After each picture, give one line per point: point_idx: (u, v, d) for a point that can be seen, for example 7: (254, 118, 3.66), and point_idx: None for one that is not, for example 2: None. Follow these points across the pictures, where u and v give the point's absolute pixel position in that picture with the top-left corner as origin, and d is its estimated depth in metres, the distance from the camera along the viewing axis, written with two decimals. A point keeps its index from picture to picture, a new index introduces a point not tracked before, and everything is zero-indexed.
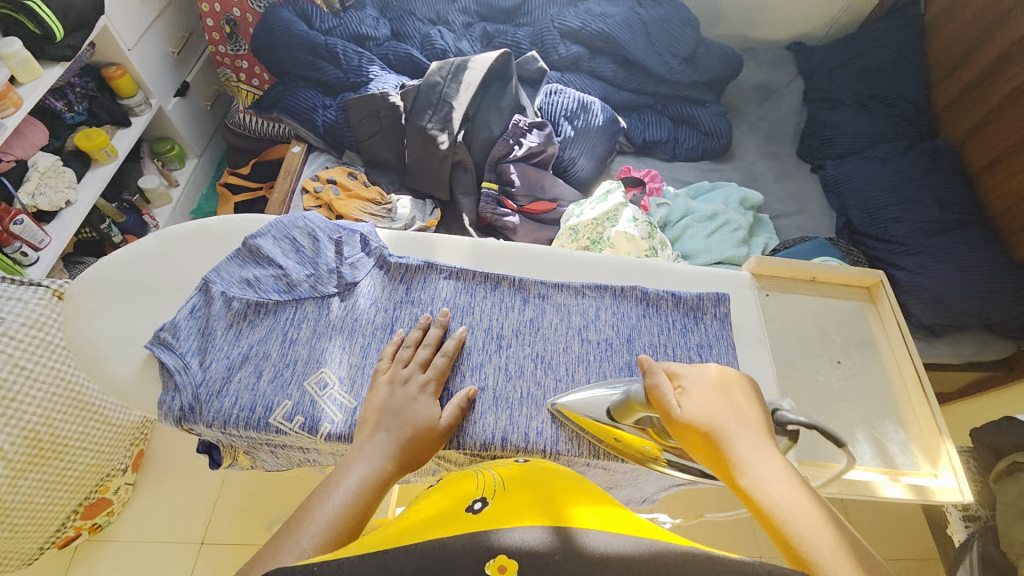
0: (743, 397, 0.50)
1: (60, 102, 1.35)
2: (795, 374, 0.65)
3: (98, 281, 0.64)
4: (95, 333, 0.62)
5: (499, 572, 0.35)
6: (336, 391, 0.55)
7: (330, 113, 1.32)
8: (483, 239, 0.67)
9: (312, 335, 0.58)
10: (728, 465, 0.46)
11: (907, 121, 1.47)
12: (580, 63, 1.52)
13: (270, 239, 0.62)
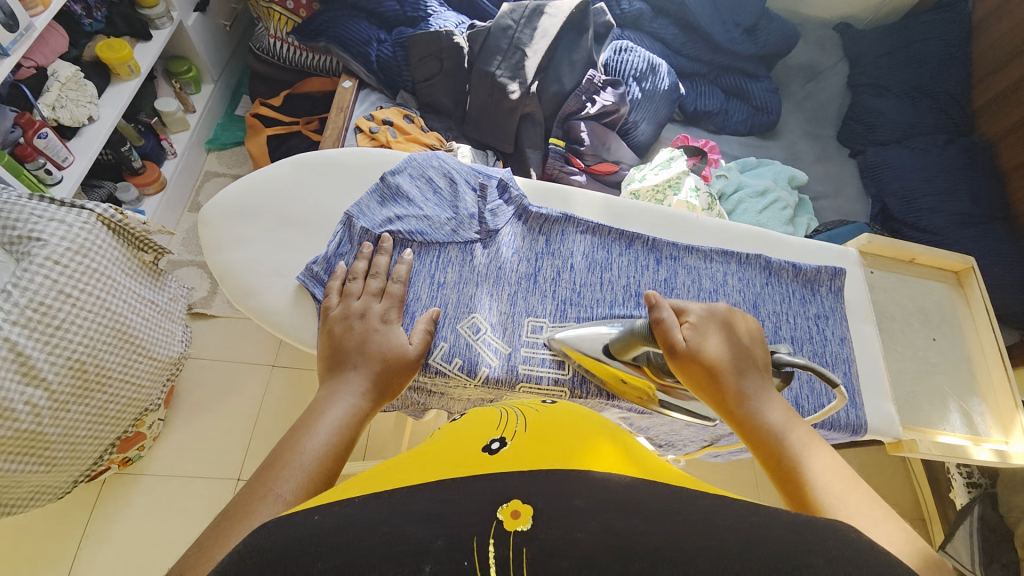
0: (745, 336, 0.54)
1: (78, 5, 1.20)
2: (898, 348, 0.70)
3: (238, 208, 0.64)
4: (239, 261, 0.62)
5: (511, 518, 0.30)
6: (486, 336, 0.59)
7: (385, 48, 1.24)
8: (613, 196, 0.69)
9: (459, 280, 0.61)
10: (727, 397, 0.51)
11: (947, 115, 1.51)
12: (641, 21, 1.47)
13: (407, 177, 0.65)
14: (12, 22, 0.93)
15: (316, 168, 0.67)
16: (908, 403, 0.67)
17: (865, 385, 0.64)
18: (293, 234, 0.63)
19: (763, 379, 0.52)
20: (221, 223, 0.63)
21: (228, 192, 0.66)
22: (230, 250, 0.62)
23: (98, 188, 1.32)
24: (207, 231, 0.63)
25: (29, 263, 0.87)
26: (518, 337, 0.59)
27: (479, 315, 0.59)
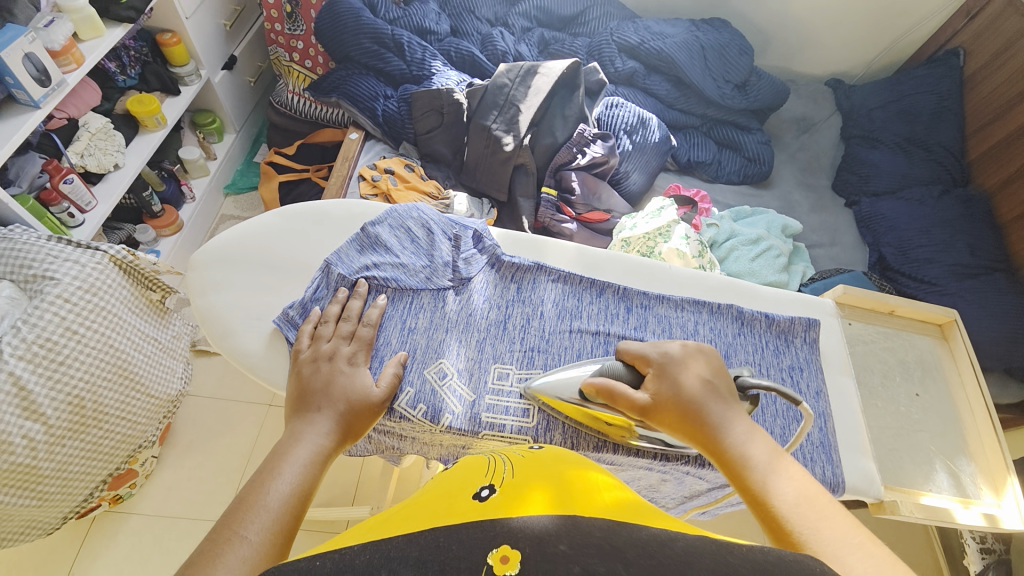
0: (711, 369, 0.55)
1: (113, 63, 1.34)
2: (878, 402, 0.69)
3: (224, 254, 0.68)
4: (219, 305, 0.65)
5: (500, 563, 0.31)
6: (451, 382, 0.60)
7: (391, 103, 1.33)
8: (587, 246, 0.72)
9: (429, 326, 0.62)
10: (701, 427, 0.51)
11: (942, 166, 1.52)
12: (635, 78, 1.55)
13: (388, 227, 0.69)
14: (44, 77, 1.02)
15: (304, 219, 0.71)
16: (889, 460, 0.65)
17: (842, 441, 0.63)
18: (275, 280, 0.66)
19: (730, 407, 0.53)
20: (209, 269, 0.67)
21: (218, 238, 0.70)
22: (213, 293, 0.66)
23: (117, 230, 1.40)
24: (192, 275, 0.67)
25: (41, 300, 0.92)
26: (484, 383, 0.60)
27: (446, 360, 0.60)
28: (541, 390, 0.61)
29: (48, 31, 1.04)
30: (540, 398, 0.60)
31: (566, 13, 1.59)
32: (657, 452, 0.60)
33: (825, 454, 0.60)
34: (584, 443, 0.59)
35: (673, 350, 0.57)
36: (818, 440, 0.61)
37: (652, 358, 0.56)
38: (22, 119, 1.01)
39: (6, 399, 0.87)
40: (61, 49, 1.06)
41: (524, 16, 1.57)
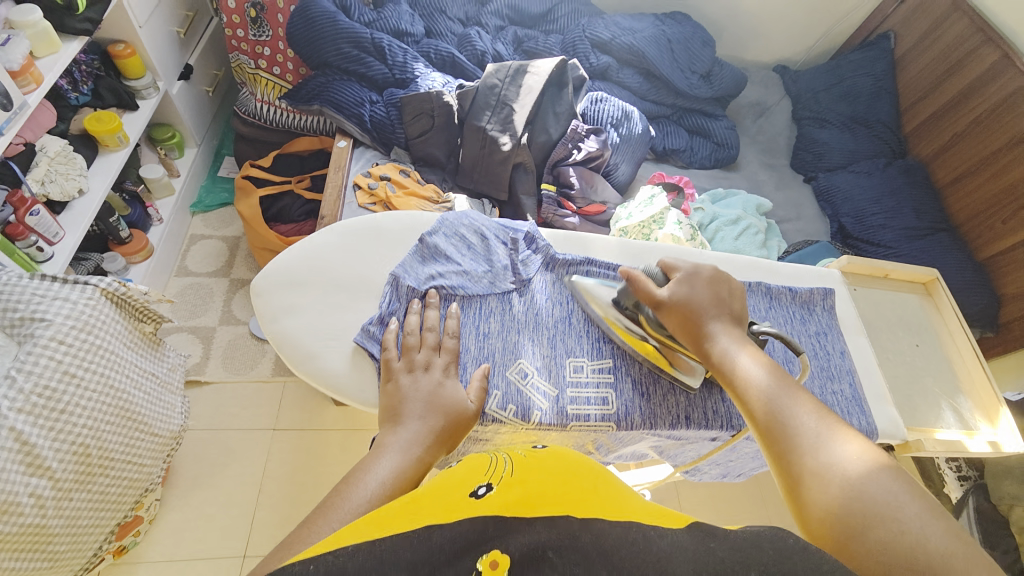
0: (725, 288, 0.63)
1: (64, 80, 1.23)
2: (888, 354, 0.79)
3: (283, 276, 0.66)
4: (289, 329, 0.64)
5: (490, 568, 0.32)
6: (533, 379, 0.63)
7: (378, 108, 1.31)
8: (628, 238, 0.77)
9: (502, 329, 0.65)
10: (704, 337, 0.60)
11: (883, 141, 1.69)
12: (609, 73, 1.61)
13: (443, 236, 0.71)
14: (5, 101, 0.93)
15: (360, 233, 0.71)
16: (906, 405, 0.75)
17: (868, 393, 0.73)
18: (342, 297, 0.66)
19: (731, 321, 0.61)
20: (275, 293, 0.65)
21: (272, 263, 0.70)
22: (281, 319, 0.64)
23: (84, 260, 1.28)
24: (257, 301, 0.65)
25: (32, 346, 0.84)
26: (563, 377, 0.64)
27: (525, 360, 0.63)
28: (614, 378, 0.66)
29: (4, 50, 0.94)
30: (615, 386, 0.65)
31: (537, 10, 1.62)
32: (727, 423, 0.65)
33: (858, 406, 0.70)
34: (663, 421, 0.64)
35: (702, 268, 0.64)
36: (851, 394, 0.70)
37: (682, 268, 0.64)
38: None
39: (9, 457, 0.79)
40: (20, 69, 0.96)
41: (496, 15, 1.59)
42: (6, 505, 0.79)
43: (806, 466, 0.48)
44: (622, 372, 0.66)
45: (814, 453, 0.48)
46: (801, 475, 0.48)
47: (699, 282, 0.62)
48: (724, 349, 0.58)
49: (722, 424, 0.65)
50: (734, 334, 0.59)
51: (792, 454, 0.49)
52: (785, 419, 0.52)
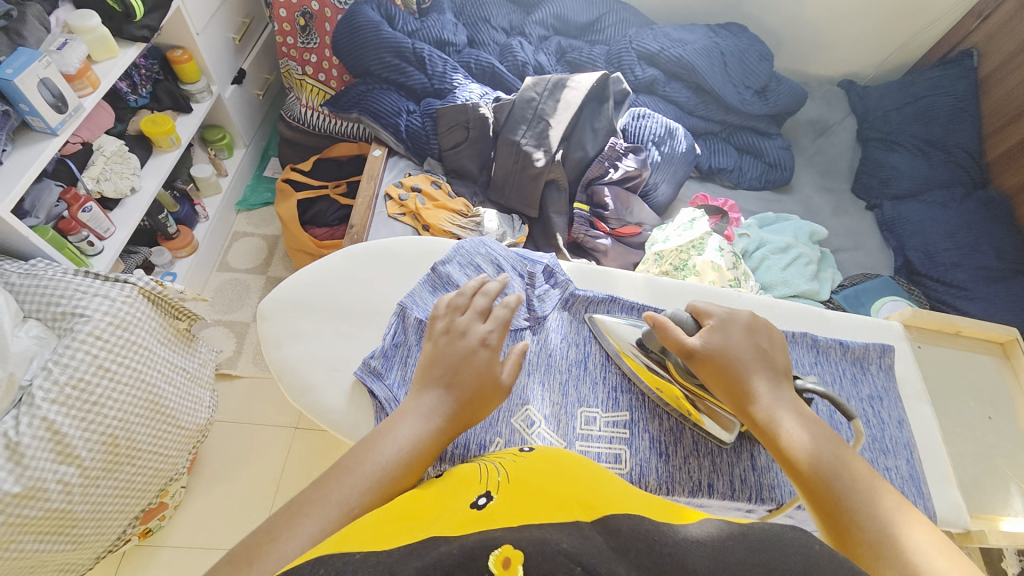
0: (767, 341, 0.58)
1: (125, 83, 1.29)
2: (957, 428, 0.74)
3: (290, 303, 0.68)
4: (291, 357, 0.65)
5: (502, 566, 0.29)
6: (539, 429, 0.62)
7: (415, 118, 1.30)
8: (655, 276, 0.75)
9: (511, 370, 0.65)
10: (746, 397, 0.54)
11: (961, 169, 1.52)
12: (655, 86, 1.54)
13: (457, 266, 0.71)
14: (60, 103, 0.99)
15: (368, 260, 0.72)
16: (973, 485, 0.70)
17: (930, 473, 0.66)
18: (346, 327, 0.67)
19: (777, 380, 0.55)
20: (281, 318, 0.68)
21: (281, 288, 0.72)
22: (285, 346, 0.66)
23: (133, 254, 1.35)
24: (262, 327, 0.67)
25: (70, 340, 0.88)
26: (573, 429, 0.62)
27: (534, 408, 0.62)
28: (630, 434, 0.63)
29: (62, 55, 1.00)
30: (629, 442, 0.62)
31: (583, 20, 1.58)
32: (753, 494, 0.61)
33: (915, 486, 0.63)
34: (680, 487, 0.60)
35: (738, 316, 0.60)
36: (908, 473, 0.64)
37: (715, 314, 0.60)
38: (40, 148, 0.97)
39: (40, 445, 0.83)
40: (76, 72, 1.02)
41: (541, 24, 1.56)
42: (35, 490, 0.82)
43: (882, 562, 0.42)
44: (639, 428, 0.63)
45: (887, 545, 0.43)
46: (867, 554, 0.43)
47: (736, 331, 0.58)
48: (771, 411, 0.53)
49: (749, 495, 0.60)
50: (781, 395, 0.54)
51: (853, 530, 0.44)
52: (850, 501, 0.46)
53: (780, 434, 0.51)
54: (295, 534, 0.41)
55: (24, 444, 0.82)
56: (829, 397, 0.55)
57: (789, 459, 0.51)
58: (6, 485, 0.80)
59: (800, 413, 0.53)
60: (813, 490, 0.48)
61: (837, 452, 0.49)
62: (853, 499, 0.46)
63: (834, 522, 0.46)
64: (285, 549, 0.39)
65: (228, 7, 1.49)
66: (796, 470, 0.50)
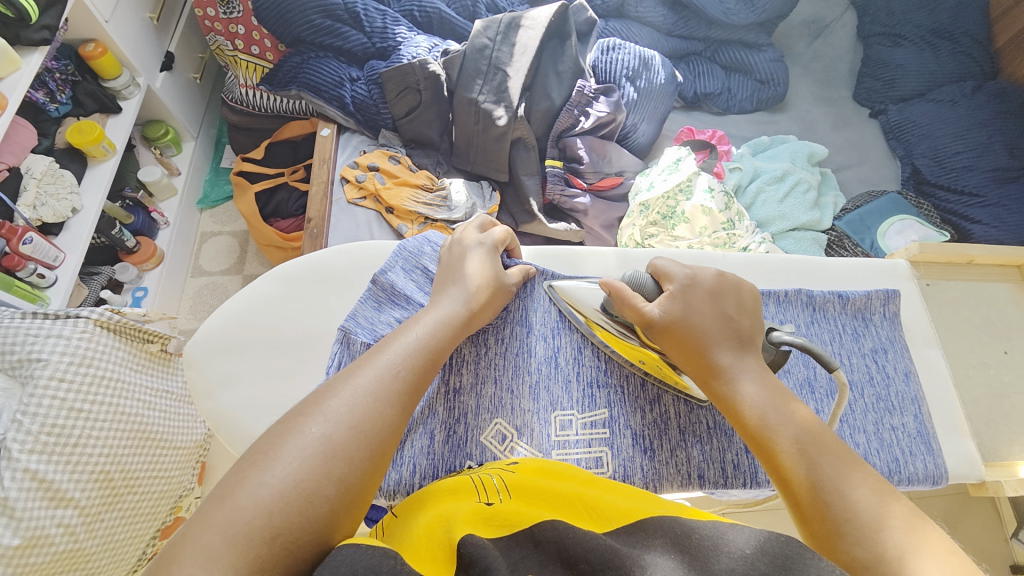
0: (734, 308, 0.55)
1: (40, 92, 1.16)
2: (969, 370, 0.71)
3: (219, 342, 0.65)
4: (228, 404, 0.63)
5: None
6: (509, 443, 0.60)
7: (359, 87, 1.17)
8: (625, 248, 0.73)
9: (475, 382, 0.63)
10: (708, 369, 0.52)
11: (972, 58, 1.36)
12: (626, 8, 1.36)
13: (400, 271, 0.66)
14: None
15: (300, 280, 0.69)
16: (989, 432, 0.67)
17: (939, 424, 0.61)
18: (284, 360, 0.65)
19: (745, 351, 0.52)
20: (209, 362, 0.65)
21: (206, 327, 0.68)
22: (221, 394, 0.63)
23: (96, 275, 1.29)
24: (192, 376, 0.64)
25: (33, 388, 0.85)
26: (548, 438, 0.61)
27: (502, 423, 0.60)
28: (610, 434, 0.61)
29: None
30: (610, 442, 0.61)
31: None
32: (746, 477, 0.60)
33: (924, 445, 0.58)
34: (668, 483, 0.59)
35: (702, 277, 0.56)
36: (916, 430, 0.58)
37: (676, 278, 0.57)
38: None
39: (28, 496, 0.82)
40: None
41: None
42: (36, 538, 0.83)
43: (854, 548, 0.40)
44: (619, 426, 0.61)
45: (859, 530, 0.40)
46: (817, 509, 0.42)
47: (697, 297, 0.55)
48: (733, 384, 0.50)
49: (743, 482, 0.59)
50: (748, 367, 0.51)
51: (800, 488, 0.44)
52: (825, 481, 0.43)
53: (743, 408, 0.49)
54: (333, 402, 0.43)
55: (11, 498, 0.81)
56: (806, 348, 0.52)
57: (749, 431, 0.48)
58: (4, 540, 0.81)
59: (770, 386, 0.50)
60: (762, 450, 0.47)
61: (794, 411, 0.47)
62: (828, 480, 0.43)
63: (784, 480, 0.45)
64: (320, 424, 0.41)
65: None
66: (760, 446, 0.47)
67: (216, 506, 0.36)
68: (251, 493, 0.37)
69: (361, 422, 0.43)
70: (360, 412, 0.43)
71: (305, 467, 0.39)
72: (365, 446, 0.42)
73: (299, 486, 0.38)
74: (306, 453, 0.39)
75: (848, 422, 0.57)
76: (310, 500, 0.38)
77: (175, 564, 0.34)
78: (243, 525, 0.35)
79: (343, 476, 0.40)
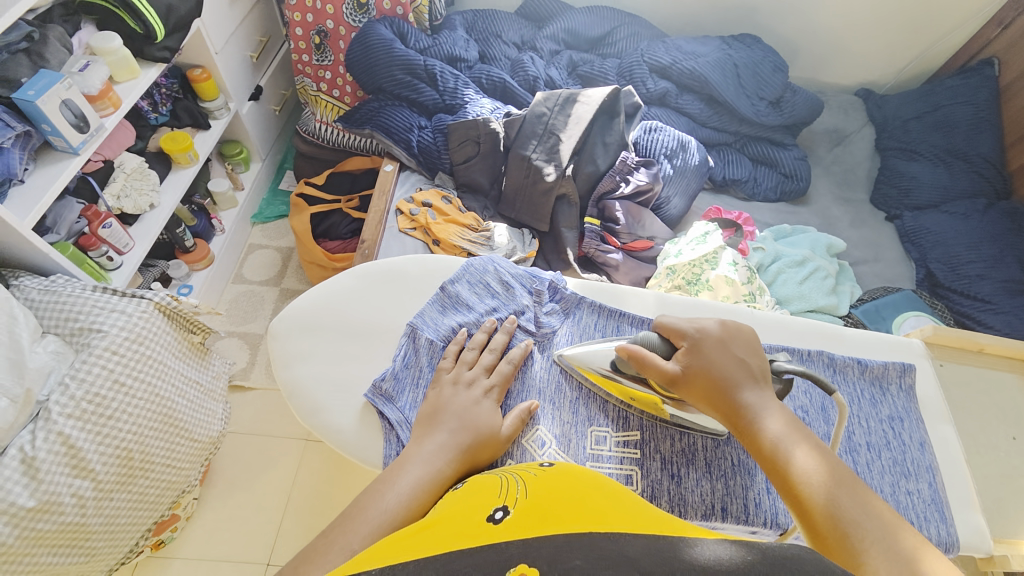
0: (746, 352, 0.61)
1: (145, 102, 1.33)
2: (979, 449, 0.77)
3: (302, 321, 0.76)
4: (302, 376, 0.73)
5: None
6: (548, 449, 0.66)
7: (426, 133, 1.32)
8: (665, 292, 0.80)
9: (521, 392, 0.70)
10: (729, 407, 0.58)
11: (985, 178, 1.47)
12: (667, 98, 1.53)
13: (463, 285, 0.79)
14: (83, 123, 1.01)
15: (376, 280, 0.81)
16: (997, 512, 0.73)
17: (952, 496, 0.66)
18: (353, 346, 0.75)
19: (761, 391, 0.58)
20: (291, 337, 0.76)
21: (293, 308, 0.79)
22: (296, 366, 0.74)
23: (152, 267, 1.38)
24: (275, 345, 0.75)
25: (87, 355, 0.91)
26: (583, 449, 0.67)
27: (542, 429, 0.67)
28: (641, 455, 0.66)
29: (84, 77, 1.04)
30: (641, 464, 0.66)
31: (593, 34, 1.60)
32: (767, 517, 0.63)
33: (939, 512, 0.63)
34: (692, 510, 0.62)
35: (711, 326, 0.63)
36: (931, 497, 0.63)
37: (686, 327, 0.64)
38: (61, 167, 1.00)
39: (55, 459, 0.84)
40: (98, 93, 1.05)
41: (552, 39, 1.58)
42: (49, 504, 0.83)
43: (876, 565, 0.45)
44: (650, 449, 0.66)
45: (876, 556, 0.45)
46: (833, 531, 0.47)
47: (709, 340, 0.62)
48: (750, 422, 0.56)
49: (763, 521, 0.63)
50: (764, 406, 0.57)
51: (816, 514, 0.49)
52: (839, 509, 0.48)
53: (761, 439, 0.55)
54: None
55: (39, 458, 0.83)
56: (805, 373, 0.60)
57: (772, 467, 0.53)
58: (21, 499, 0.81)
59: (783, 421, 0.56)
60: (778, 475, 0.53)
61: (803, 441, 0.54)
62: (842, 510, 0.48)
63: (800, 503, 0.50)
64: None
65: (245, 27, 1.52)
66: (780, 480, 0.52)
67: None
68: None
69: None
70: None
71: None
72: None
73: None
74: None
75: (864, 480, 0.63)
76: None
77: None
78: None
79: None
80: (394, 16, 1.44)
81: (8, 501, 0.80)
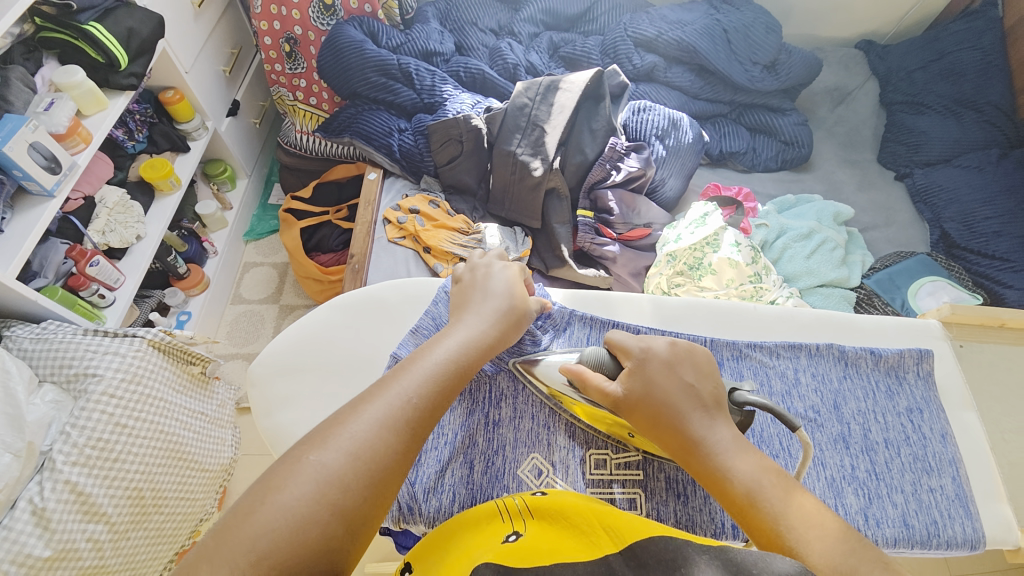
0: (695, 375, 0.58)
1: (121, 131, 1.29)
2: (1006, 435, 0.74)
3: (280, 364, 0.75)
4: (280, 425, 0.71)
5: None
6: (547, 478, 0.66)
7: (406, 137, 1.27)
8: (660, 296, 0.77)
9: (515, 417, 0.70)
10: (688, 442, 0.54)
11: (996, 127, 1.39)
12: (655, 73, 1.46)
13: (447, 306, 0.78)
14: (54, 164, 0.99)
15: (355, 310, 0.79)
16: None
17: (977, 488, 0.64)
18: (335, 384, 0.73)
19: (714, 420, 0.55)
20: (270, 382, 0.74)
21: (269, 350, 0.77)
22: (276, 412, 0.72)
23: (148, 297, 1.37)
24: (254, 392, 0.74)
25: (85, 401, 0.90)
26: (581, 475, 0.66)
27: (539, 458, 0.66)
28: (644, 476, 0.65)
29: (50, 115, 1.01)
30: (644, 486, 0.65)
31: (573, 11, 1.52)
32: None
33: (963, 508, 0.61)
34: (699, 530, 0.62)
35: (657, 349, 0.60)
36: (954, 492, 0.62)
37: (632, 352, 0.60)
38: (38, 211, 0.98)
39: (65, 507, 0.84)
40: (66, 130, 1.03)
41: (530, 22, 1.51)
42: (65, 551, 0.84)
43: None
44: (653, 469, 0.66)
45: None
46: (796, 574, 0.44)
47: (654, 363, 0.59)
48: (710, 456, 0.53)
49: None
50: (720, 434, 0.54)
51: None
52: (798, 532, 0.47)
53: (723, 476, 0.51)
54: (355, 426, 0.47)
55: (49, 509, 0.83)
56: (768, 407, 0.56)
57: (724, 490, 0.51)
58: (37, 550, 0.81)
59: (740, 448, 0.53)
60: (749, 519, 0.49)
61: (763, 473, 0.51)
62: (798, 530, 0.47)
63: (764, 532, 0.48)
64: (361, 430, 0.47)
65: (214, 40, 1.48)
66: (746, 513, 0.50)
67: (245, 516, 0.41)
68: (283, 501, 0.42)
69: (391, 441, 0.48)
70: (388, 432, 0.48)
71: (344, 474, 0.44)
72: (400, 439, 0.48)
73: (341, 478, 0.44)
74: (345, 457, 0.45)
75: (884, 481, 0.61)
76: (346, 507, 0.43)
77: (227, 539, 0.40)
78: (278, 526, 0.41)
79: (372, 482, 0.45)
80: (363, 15, 1.38)
81: (23, 552, 0.81)
